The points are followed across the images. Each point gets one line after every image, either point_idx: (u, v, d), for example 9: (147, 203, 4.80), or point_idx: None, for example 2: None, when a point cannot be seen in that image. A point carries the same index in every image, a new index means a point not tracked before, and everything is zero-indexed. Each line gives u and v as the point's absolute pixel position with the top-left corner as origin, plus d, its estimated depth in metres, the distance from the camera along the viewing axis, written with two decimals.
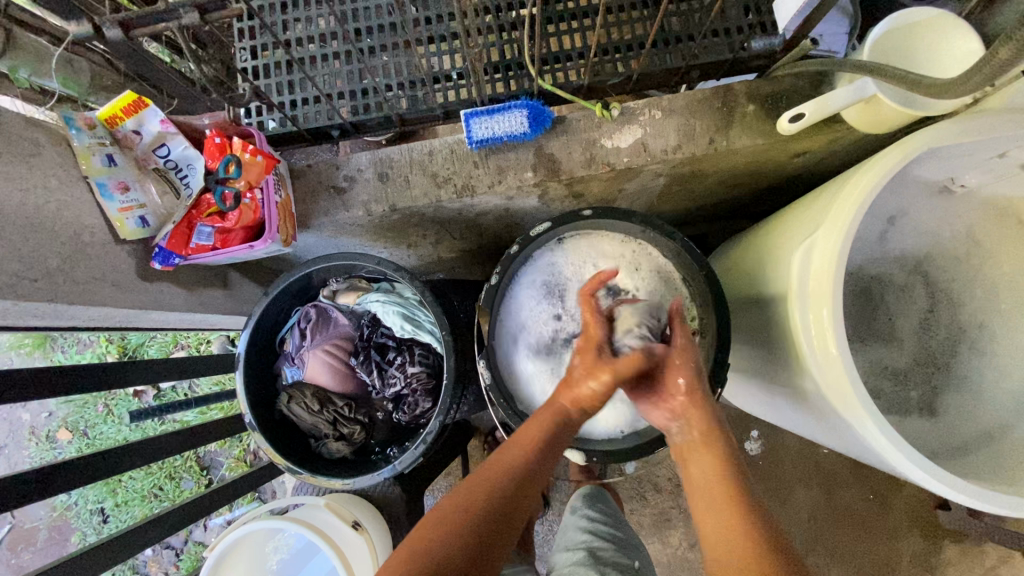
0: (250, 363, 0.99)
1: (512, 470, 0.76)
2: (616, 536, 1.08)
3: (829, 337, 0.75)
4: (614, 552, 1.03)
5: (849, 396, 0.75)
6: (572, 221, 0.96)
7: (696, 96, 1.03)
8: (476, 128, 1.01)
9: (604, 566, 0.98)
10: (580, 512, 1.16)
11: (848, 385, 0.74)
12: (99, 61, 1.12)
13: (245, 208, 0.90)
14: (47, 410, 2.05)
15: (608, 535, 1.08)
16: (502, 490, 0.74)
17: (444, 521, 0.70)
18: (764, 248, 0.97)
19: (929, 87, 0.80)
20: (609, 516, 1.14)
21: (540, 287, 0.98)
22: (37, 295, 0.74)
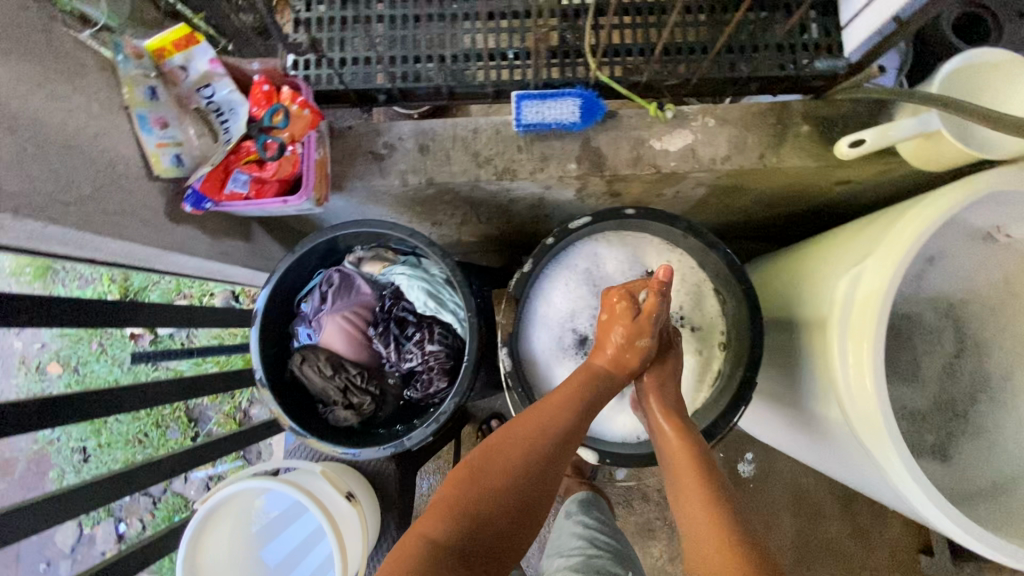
0: (266, 320, 0.97)
1: (540, 437, 0.77)
2: (611, 545, 1.07)
3: (868, 372, 0.74)
4: (609, 560, 1.02)
5: (880, 433, 0.73)
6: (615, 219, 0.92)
7: (751, 109, 1.02)
8: (525, 111, 0.98)
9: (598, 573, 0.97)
10: (575, 518, 1.15)
11: (881, 422, 0.73)
12: None
13: (285, 160, 0.89)
14: (40, 341, 2.02)
15: (604, 544, 1.07)
16: (528, 457, 0.75)
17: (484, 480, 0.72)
18: (801, 273, 0.96)
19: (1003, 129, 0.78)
20: (603, 522, 1.14)
21: (578, 277, 0.96)
22: (68, 221, 0.72)
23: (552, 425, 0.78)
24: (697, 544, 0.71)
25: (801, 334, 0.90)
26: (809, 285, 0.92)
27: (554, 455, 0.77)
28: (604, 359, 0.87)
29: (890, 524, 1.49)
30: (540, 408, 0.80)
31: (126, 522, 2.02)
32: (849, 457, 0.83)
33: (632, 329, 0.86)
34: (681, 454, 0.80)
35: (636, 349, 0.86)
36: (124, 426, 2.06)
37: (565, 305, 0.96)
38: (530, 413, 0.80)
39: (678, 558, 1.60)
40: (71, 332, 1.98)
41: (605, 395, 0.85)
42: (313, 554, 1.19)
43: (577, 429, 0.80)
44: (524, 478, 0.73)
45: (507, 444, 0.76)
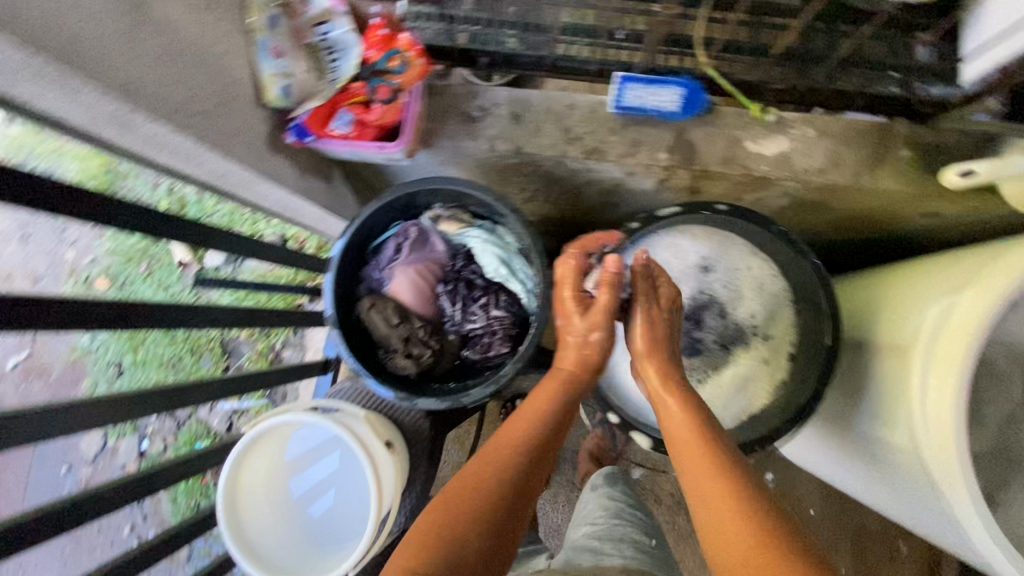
0: (343, 261, 0.99)
1: (514, 442, 0.80)
2: (635, 517, 1.13)
3: (950, 402, 0.73)
4: (633, 531, 1.07)
5: (953, 466, 0.72)
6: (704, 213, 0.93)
7: (854, 126, 1.00)
8: (627, 93, 0.98)
9: (621, 544, 1.02)
10: (601, 490, 1.21)
11: (956, 454, 0.72)
12: None
13: (390, 108, 0.90)
14: (92, 254, 2.08)
15: (628, 516, 1.12)
16: (508, 460, 0.77)
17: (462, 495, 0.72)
18: (884, 298, 0.95)
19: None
20: (630, 497, 1.19)
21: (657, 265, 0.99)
22: (189, 131, 0.74)
23: (524, 432, 0.81)
24: (711, 515, 0.68)
25: (879, 360, 0.89)
26: (893, 312, 0.90)
27: (533, 458, 0.79)
28: (569, 355, 0.90)
29: (903, 567, 1.47)
30: (515, 420, 0.83)
31: (149, 440, 2.08)
32: (909, 488, 0.83)
33: (586, 318, 0.89)
34: (682, 425, 0.78)
35: (592, 345, 0.89)
36: (160, 347, 2.13)
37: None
38: (504, 427, 0.83)
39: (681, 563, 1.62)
40: (124, 249, 2.03)
41: (573, 399, 0.88)
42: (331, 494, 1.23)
43: (549, 434, 0.83)
44: (505, 480, 0.75)
45: (487, 454, 0.78)
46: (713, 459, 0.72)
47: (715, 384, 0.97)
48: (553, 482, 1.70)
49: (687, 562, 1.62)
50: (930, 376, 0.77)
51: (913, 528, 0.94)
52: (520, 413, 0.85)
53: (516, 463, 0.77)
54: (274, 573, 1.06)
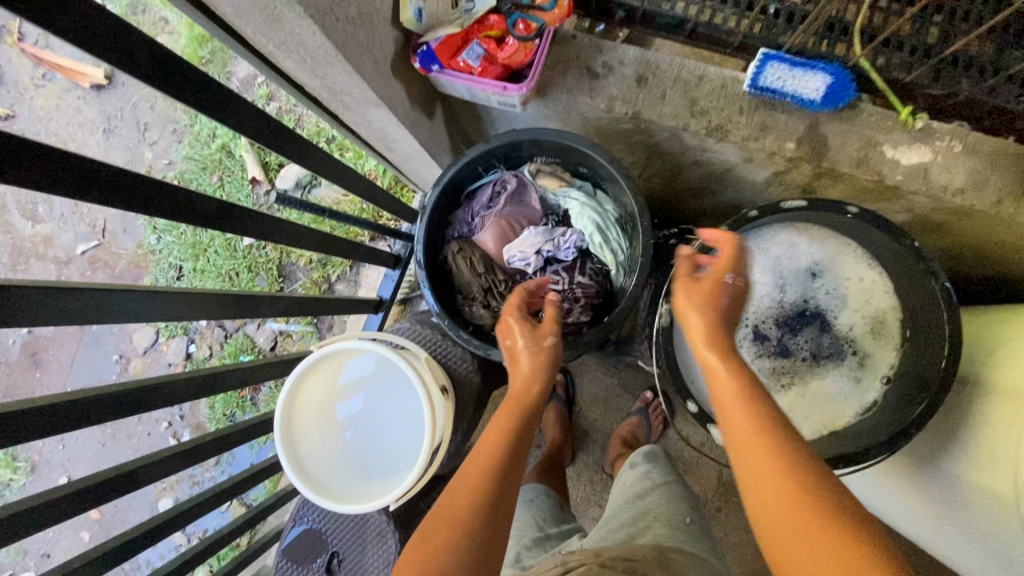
0: (438, 202, 0.98)
1: (477, 467, 0.75)
2: (677, 497, 1.09)
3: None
4: (671, 510, 1.03)
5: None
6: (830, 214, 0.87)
7: (1008, 148, 0.92)
8: (767, 72, 0.92)
9: (658, 522, 0.99)
10: (641, 468, 1.19)
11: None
12: None
13: (523, 46, 0.86)
14: (169, 158, 2.13)
15: (668, 496, 1.08)
16: (479, 484, 0.73)
17: (443, 521, 0.70)
18: (1006, 337, 0.87)
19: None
20: (670, 475, 1.16)
21: (765, 260, 0.96)
22: (332, 35, 0.72)
23: (489, 457, 0.76)
24: (759, 490, 0.62)
25: (991, 401, 0.82)
26: (1014, 352, 0.83)
27: (502, 479, 0.74)
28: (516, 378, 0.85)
29: None
30: (477, 447, 0.77)
31: (196, 344, 2.16)
32: (1002, 544, 0.76)
33: (533, 338, 0.87)
34: (728, 395, 0.68)
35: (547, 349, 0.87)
36: (220, 259, 2.18)
37: (744, 282, 0.96)
38: (477, 446, 0.78)
39: None
40: (201, 157, 2.07)
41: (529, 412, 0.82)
42: (378, 426, 1.24)
43: (515, 447, 0.77)
44: (478, 507, 0.70)
45: (462, 477, 0.75)
46: (761, 435, 0.64)
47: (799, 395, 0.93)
48: (581, 460, 1.69)
49: None
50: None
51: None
52: (490, 431, 0.80)
53: (487, 487, 0.72)
54: (318, 491, 1.07)
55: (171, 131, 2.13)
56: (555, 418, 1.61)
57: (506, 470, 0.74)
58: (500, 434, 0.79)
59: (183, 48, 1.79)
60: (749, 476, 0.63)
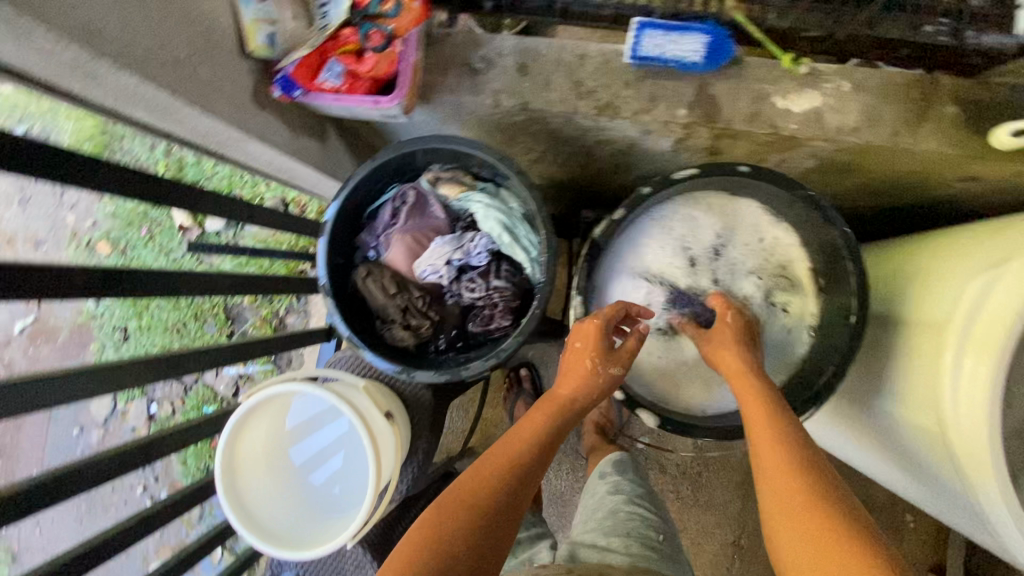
0: (336, 228, 0.94)
1: (505, 459, 0.80)
2: (646, 505, 1.08)
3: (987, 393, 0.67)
4: (643, 524, 1.02)
5: (982, 453, 0.67)
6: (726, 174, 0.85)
7: (895, 79, 0.91)
8: (644, 41, 0.89)
9: (630, 540, 0.98)
10: (610, 479, 1.15)
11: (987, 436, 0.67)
12: None
13: (384, 57, 0.82)
14: (91, 217, 2.04)
15: (638, 506, 1.07)
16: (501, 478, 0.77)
17: (461, 497, 0.74)
18: (912, 270, 0.89)
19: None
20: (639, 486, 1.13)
21: (663, 234, 0.96)
22: (161, 81, 0.67)
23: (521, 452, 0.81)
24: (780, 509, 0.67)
25: (901, 335, 0.83)
26: (923, 282, 0.84)
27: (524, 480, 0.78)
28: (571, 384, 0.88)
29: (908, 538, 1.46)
30: (509, 440, 0.82)
31: (158, 403, 2.07)
32: (932, 475, 0.79)
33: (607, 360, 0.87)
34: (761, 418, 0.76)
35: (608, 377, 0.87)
36: (165, 312, 2.11)
37: (652, 265, 0.96)
38: (510, 441, 0.83)
39: (683, 532, 1.66)
40: (124, 214, 1.99)
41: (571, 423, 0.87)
42: (337, 461, 1.22)
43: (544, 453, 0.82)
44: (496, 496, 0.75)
45: (485, 463, 0.79)
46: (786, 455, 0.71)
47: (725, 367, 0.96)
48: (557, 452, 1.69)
49: (689, 530, 1.65)
50: (963, 356, 0.71)
51: (926, 508, 0.93)
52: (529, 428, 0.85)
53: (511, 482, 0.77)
54: (275, 539, 1.06)
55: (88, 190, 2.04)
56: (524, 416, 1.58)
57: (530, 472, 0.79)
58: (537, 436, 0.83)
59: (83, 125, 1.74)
60: (773, 499, 0.69)
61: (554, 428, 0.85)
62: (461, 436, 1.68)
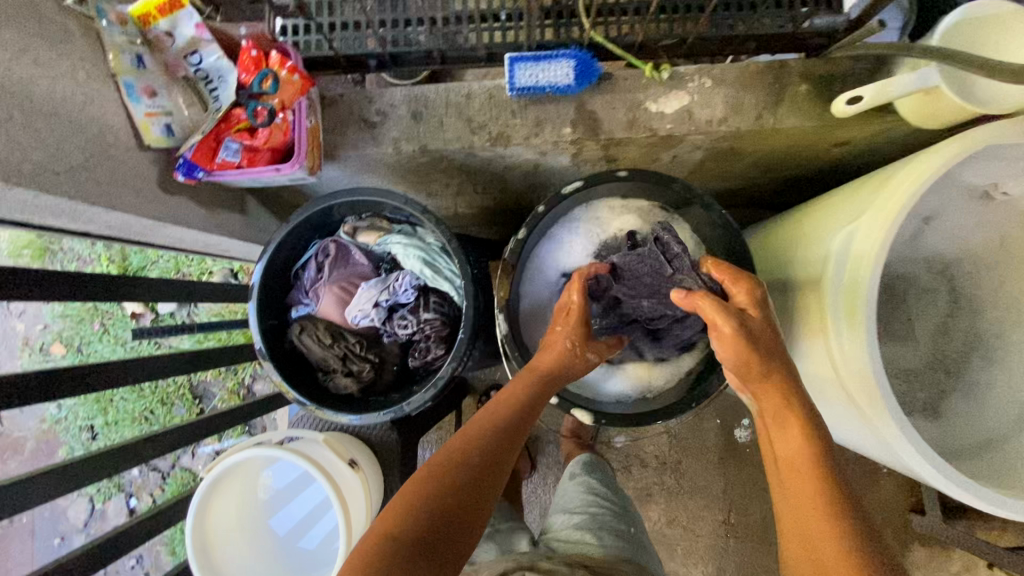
0: (264, 291, 0.98)
1: (489, 425, 0.79)
2: (610, 501, 1.11)
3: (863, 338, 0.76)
4: (612, 517, 1.05)
5: (872, 389, 0.76)
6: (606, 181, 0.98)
7: (749, 69, 1.00)
8: (519, 73, 0.97)
9: (602, 531, 1.00)
10: (579, 478, 1.18)
11: (870, 374, 0.76)
12: None
13: (276, 127, 0.88)
14: (42, 322, 2.03)
15: (603, 502, 1.10)
16: (488, 443, 0.76)
17: (449, 457, 0.73)
18: (796, 234, 0.98)
19: (1009, 75, 0.76)
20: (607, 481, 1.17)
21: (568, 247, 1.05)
22: (58, 190, 0.71)
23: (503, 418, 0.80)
24: (798, 512, 0.70)
25: (792, 295, 0.93)
26: (803, 247, 0.93)
27: (507, 444, 0.77)
28: (547, 357, 0.90)
29: (885, 484, 1.51)
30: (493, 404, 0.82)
31: (137, 496, 1.99)
32: (843, 410, 0.88)
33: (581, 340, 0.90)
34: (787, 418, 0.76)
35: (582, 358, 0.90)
36: (130, 403, 2.05)
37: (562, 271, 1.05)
38: (495, 407, 0.82)
39: (675, 521, 1.68)
40: (73, 312, 1.97)
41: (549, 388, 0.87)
42: (320, 522, 1.23)
43: (525, 419, 0.82)
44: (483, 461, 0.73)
45: (471, 427, 0.79)
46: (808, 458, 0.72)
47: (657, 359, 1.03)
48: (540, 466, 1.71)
49: (681, 518, 1.68)
50: (841, 310, 0.79)
51: (851, 447, 1.01)
52: (511, 395, 0.84)
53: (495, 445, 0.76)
54: None
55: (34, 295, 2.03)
56: None
57: (512, 436, 0.79)
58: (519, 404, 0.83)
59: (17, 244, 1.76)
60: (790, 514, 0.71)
61: (531, 394, 0.85)
62: None
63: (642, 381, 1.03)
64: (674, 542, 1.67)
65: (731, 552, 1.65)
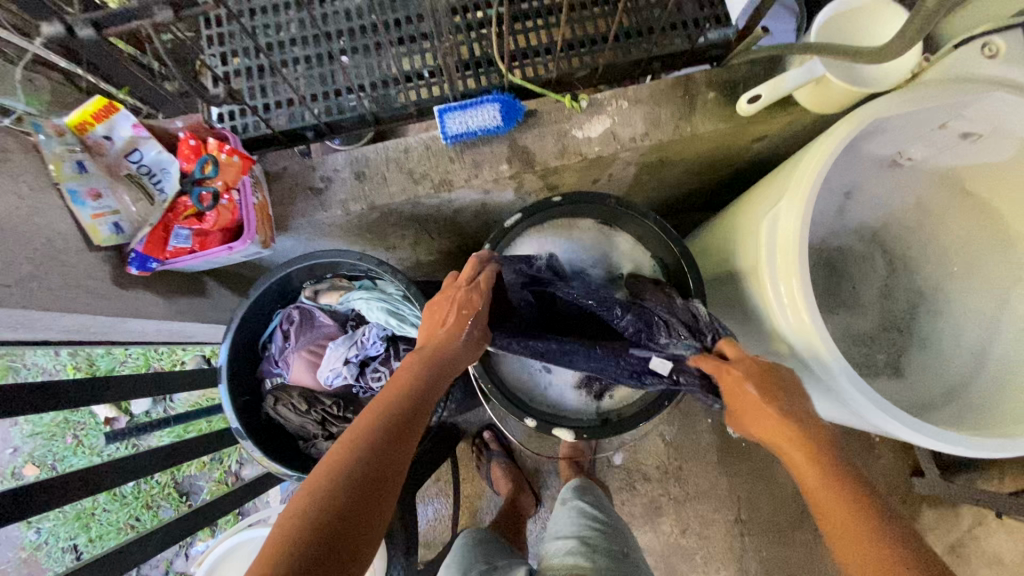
0: (235, 370, 0.99)
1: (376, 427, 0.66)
2: (604, 525, 1.08)
3: (812, 332, 0.80)
4: (604, 538, 1.03)
5: (829, 366, 0.80)
6: (545, 208, 1.04)
7: (659, 86, 1.07)
8: (449, 122, 1.03)
9: (595, 553, 0.98)
10: (571, 503, 1.16)
11: (830, 364, 0.79)
12: None
13: (223, 209, 0.91)
14: (11, 445, 1.93)
15: (596, 525, 1.07)
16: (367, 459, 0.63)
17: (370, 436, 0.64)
18: (731, 227, 1.04)
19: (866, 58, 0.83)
20: (603, 506, 1.15)
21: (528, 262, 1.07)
22: (11, 301, 0.73)
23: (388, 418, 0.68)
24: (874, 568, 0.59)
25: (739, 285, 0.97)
26: (739, 237, 0.99)
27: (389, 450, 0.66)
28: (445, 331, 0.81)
29: (880, 454, 1.55)
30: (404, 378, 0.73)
31: None
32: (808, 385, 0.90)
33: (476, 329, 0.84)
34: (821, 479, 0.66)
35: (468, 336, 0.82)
36: (113, 513, 1.94)
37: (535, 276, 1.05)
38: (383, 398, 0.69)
39: (688, 530, 1.66)
40: (42, 428, 1.89)
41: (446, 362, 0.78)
42: None
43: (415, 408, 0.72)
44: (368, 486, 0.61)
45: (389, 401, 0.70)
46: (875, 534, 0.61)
47: None
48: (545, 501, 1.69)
49: (693, 526, 1.66)
50: (785, 298, 0.83)
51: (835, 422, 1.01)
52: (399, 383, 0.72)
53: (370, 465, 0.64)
54: None
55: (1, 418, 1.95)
56: (499, 475, 1.56)
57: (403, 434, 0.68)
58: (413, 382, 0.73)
59: None
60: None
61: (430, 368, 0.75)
62: (449, 521, 1.66)
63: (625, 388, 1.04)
64: (691, 552, 1.65)
65: (748, 550, 1.63)
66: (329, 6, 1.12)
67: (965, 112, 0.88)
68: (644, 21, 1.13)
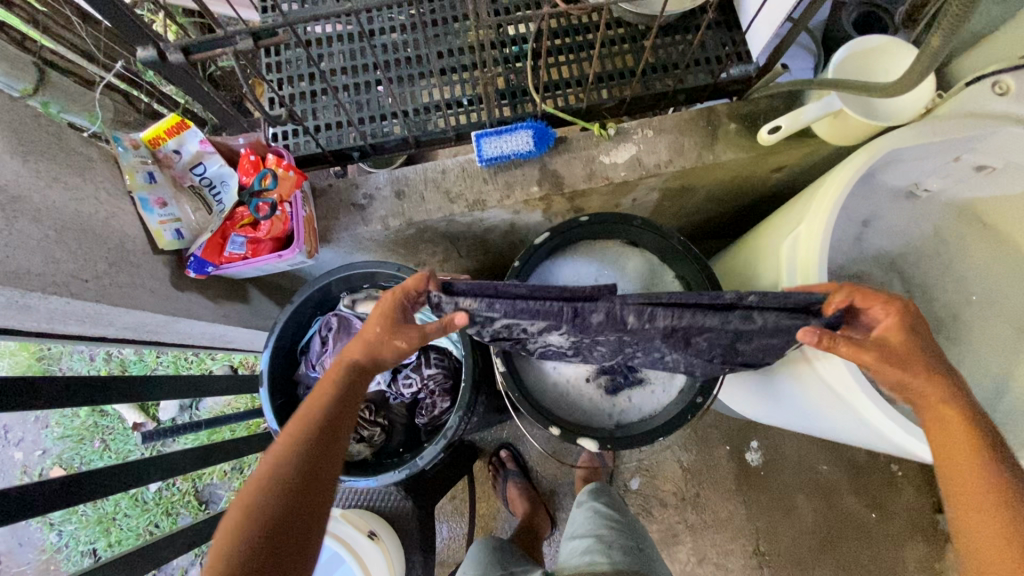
0: (274, 373, 1.05)
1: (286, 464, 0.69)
2: (620, 525, 1.09)
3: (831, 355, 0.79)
4: (619, 536, 1.04)
5: (855, 391, 0.78)
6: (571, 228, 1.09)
7: (683, 117, 1.14)
8: (486, 146, 1.10)
9: (610, 548, 0.99)
10: (586, 504, 1.18)
11: (855, 386, 0.78)
12: (121, 101, 1.20)
13: (276, 219, 0.98)
14: (41, 448, 1.92)
15: (611, 524, 1.09)
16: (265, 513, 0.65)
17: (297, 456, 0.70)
18: (754, 251, 1.08)
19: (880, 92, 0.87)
20: (618, 508, 1.16)
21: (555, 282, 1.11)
22: (86, 294, 0.79)
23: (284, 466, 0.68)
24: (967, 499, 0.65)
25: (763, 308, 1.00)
26: (763, 261, 1.03)
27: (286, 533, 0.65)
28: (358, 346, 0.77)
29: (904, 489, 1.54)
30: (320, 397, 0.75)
31: None
32: (833, 412, 0.88)
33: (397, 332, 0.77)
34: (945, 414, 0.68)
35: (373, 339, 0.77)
36: (133, 518, 1.94)
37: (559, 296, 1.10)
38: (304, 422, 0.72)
39: (706, 559, 1.61)
40: (72, 432, 1.88)
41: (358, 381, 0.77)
42: None
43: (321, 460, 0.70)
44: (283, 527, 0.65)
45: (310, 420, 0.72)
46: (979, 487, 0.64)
47: (655, 385, 1.07)
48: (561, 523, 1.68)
49: (711, 556, 1.61)
50: None
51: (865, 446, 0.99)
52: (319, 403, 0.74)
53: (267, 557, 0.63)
54: None
55: (31, 419, 1.93)
56: (516, 495, 1.56)
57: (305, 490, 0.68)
58: (262, 501, 0.65)
59: (14, 358, 1.71)
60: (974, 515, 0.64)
61: (290, 455, 0.69)
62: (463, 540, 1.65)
63: (648, 401, 1.06)
64: None
65: None
66: (377, 39, 1.22)
67: (978, 145, 0.93)
68: (669, 56, 1.21)
